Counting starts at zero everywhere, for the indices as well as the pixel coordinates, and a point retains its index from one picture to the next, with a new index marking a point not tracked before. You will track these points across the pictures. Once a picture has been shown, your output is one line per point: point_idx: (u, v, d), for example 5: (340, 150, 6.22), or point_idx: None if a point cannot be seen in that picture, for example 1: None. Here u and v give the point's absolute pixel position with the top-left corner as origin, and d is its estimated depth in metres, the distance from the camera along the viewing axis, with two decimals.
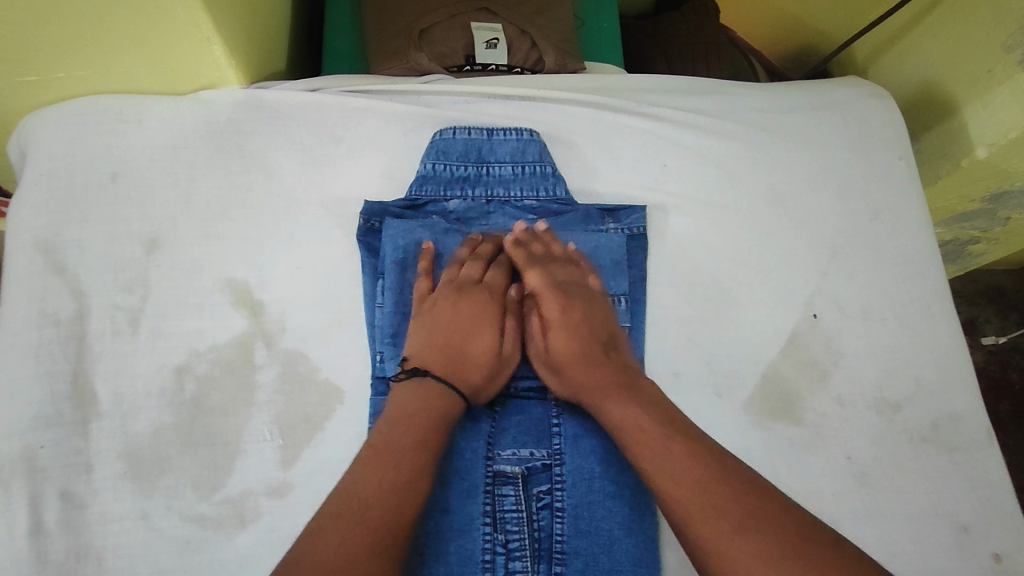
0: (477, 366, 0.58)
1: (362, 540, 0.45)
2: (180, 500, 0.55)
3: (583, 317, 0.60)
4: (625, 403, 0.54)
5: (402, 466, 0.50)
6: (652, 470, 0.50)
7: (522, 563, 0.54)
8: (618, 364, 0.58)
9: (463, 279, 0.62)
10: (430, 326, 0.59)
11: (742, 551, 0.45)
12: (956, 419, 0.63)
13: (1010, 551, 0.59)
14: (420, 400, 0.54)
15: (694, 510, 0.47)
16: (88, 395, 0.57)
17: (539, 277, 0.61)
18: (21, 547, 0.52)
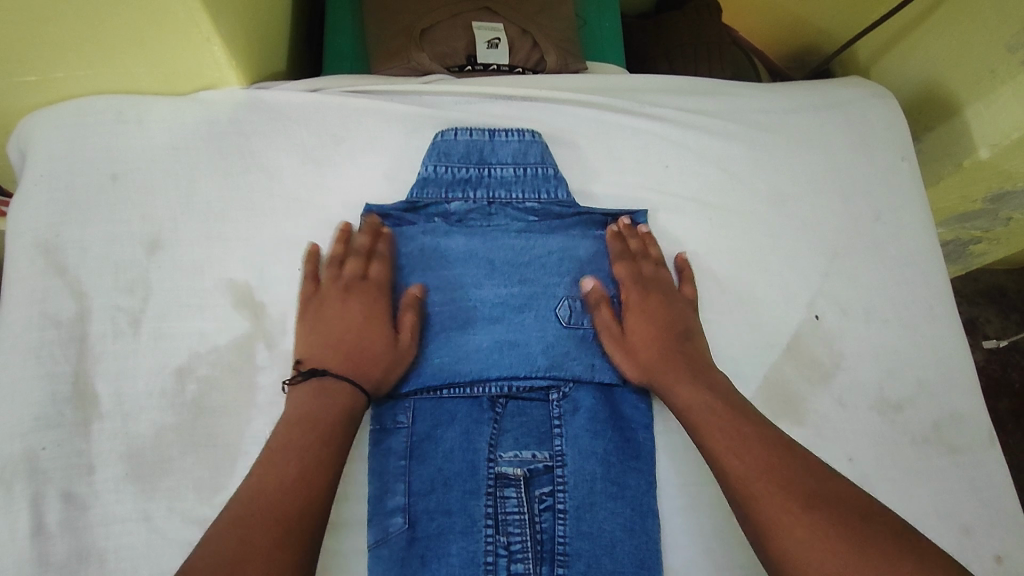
0: (374, 363, 0.57)
1: (257, 536, 0.46)
2: (181, 501, 0.55)
3: (663, 309, 0.62)
4: (697, 387, 0.57)
5: (306, 462, 0.51)
6: (720, 449, 0.52)
7: (525, 565, 0.54)
8: (694, 354, 0.60)
9: (346, 276, 0.61)
10: (316, 328, 0.59)
11: (803, 528, 0.47)
12: (958, 419, 0.63)
13: (1011, 552, 0.60)
14: (319, 399, 0.54)
15: (757, 487, 0.50)
16: (89, 397, 0.57)
17: (627, 269, 0.64)
18: (23, 548, 0.52)
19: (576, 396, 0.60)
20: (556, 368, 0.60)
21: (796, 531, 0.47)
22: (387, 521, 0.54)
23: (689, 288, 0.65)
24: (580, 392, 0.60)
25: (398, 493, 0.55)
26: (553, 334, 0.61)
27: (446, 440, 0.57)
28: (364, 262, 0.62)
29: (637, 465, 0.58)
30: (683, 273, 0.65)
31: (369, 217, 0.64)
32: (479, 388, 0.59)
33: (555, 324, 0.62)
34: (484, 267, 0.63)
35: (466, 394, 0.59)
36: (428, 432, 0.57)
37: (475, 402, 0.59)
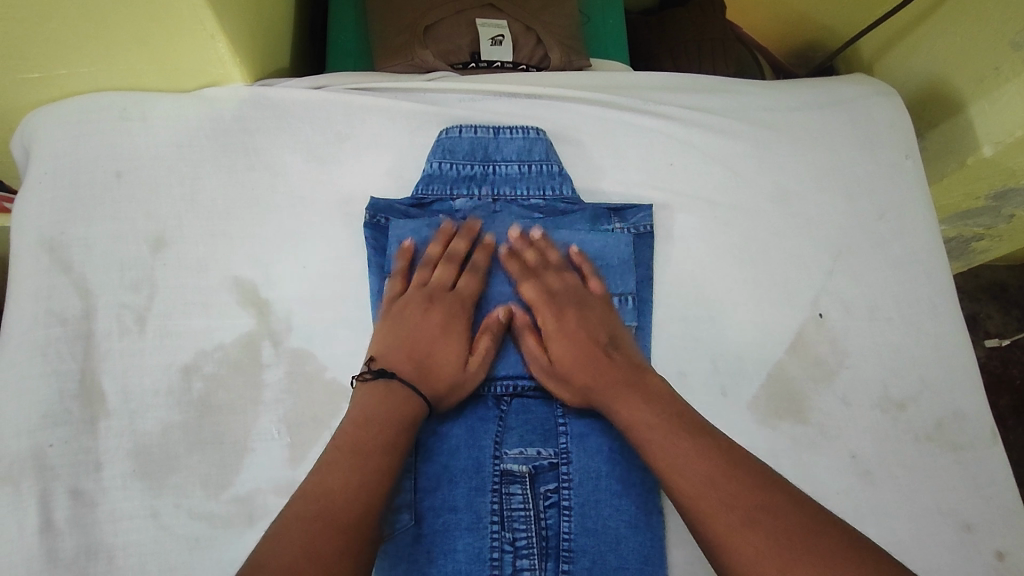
0: (441, 377, 0.58)
1: (325, 544, 0.45)
2: (189, 498, 0.55)
3: (585, 324, 0.61)
4: (632, 399, 0.55)
5: (375, 467, 0.50)
6: (663, 469, 0.51)
7: (530, 561, 0.54)
8: (623, 363, 0.58)
9: (435, 284, 0.62)
10: (396, 329, 0.59)
11: (754, 546, 0.45)
12: (960, 417, 0.64)
13: (1013, 549, 0.60)
14: (381, 402, 0.54)
15: (707, 506, 0.48)
16: (95, 394, 0.57)
17: (533, 289, 0.62)
18: (32, 545, 0.52)
19: None
20: None
21: (750, 548, 0.45)
22: (395, 518, 0.54)
23: (596, 283, 0.63)
24: None
25: (407, 490, 0.55)
26: None
27: (453, 437, 0.58)
28: (455, 273, 0.63)
29: (641, 462, 0.58)
30: (586, 271, 0.64)
31: (470, 222, 0.64)
32: (486, 388, 0.61)
33: None
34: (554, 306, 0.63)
35: (474, 393, 0.61)
36: (437, 429, 0.58)
37: (481, 400, 0.60)
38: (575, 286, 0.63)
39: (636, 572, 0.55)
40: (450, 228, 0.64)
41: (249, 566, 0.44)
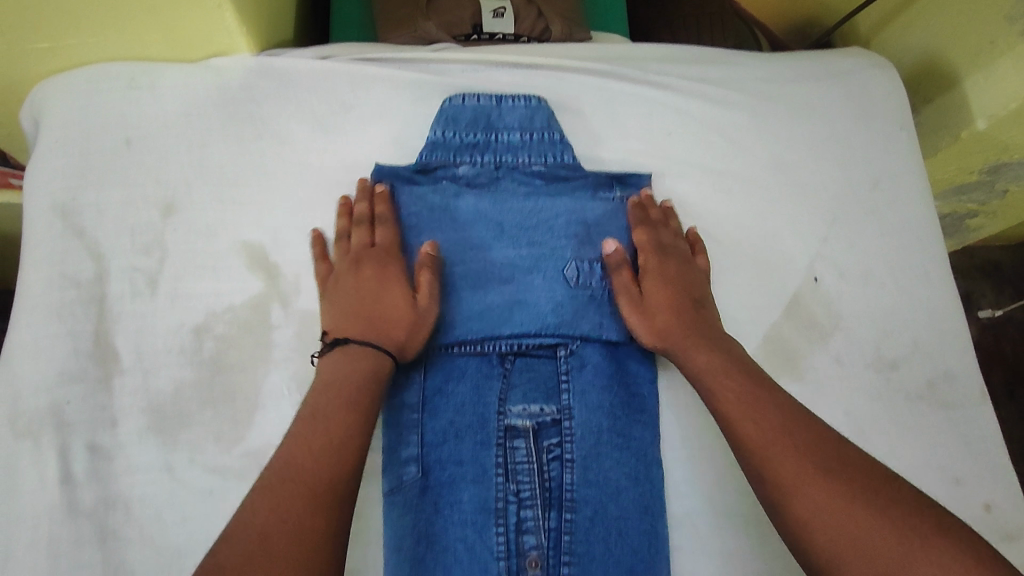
0: (396, 322, 0.58)
1: (286, 506, 0.46)
2: (202, 452, 0.57)
3: (682, 278, 0.63)
4: (714, 348, 0.58)
5: (333, 429, 0.51)
6: (731, 413, 0.53)
7: (533, 511, 0.57)
8: (706, 320, 0.61)
9: (355, 248, 0.62)
10: (337, 303, 0.60)
11: (818, 487, 0.47)
12: (951, 377, 0.65)
13: (1001, 502, 0.62)
14: (338, 364, 0.55)
15: (771, 451, 0.50)
16: (110, 353, 0.59)
17: (646, 235, 0.65)
18: (53, 495, 0.54)
19: (583, 352, 0.62)
20: (565, 326, 0.62)
21: (815, 488, 0.47)
22: (401, 470, 0.57)
23: (702, 259, 0.66)
24: (587, 348, 0.62)
25: (411, 444, 0.58)
26: (562, 294, 0.63)
27: (457, 393, 0.60)
28: (371, 231, 0.63)
29: (641, 417, 0.61)
30: (694, 244, 0.66)
31: (360, 182, 0.65)
32: (489, 345, 0.62)
33: (563, 284, 0.63)
34: (494, 223, 0.65)
35: (477, 350, 0.61)
36: (440, 386, 0.60)
37: (485, 357, 0.61)
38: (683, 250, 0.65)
39: (637, 521, 0.57)
40: (346, 202, 0.65)
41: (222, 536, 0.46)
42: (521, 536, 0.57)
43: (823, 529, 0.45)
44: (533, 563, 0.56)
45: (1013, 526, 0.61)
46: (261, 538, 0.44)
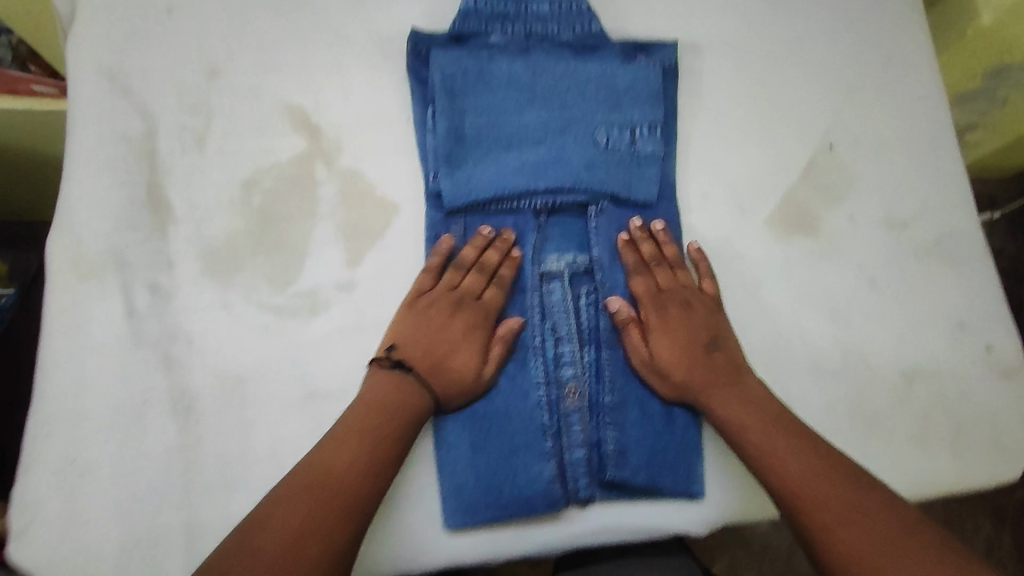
0: (453, 379, 0.57)
1: (321, 515, 0.48)
2: (256, 292, 0.60)
3: (687, 322, 0.61)
4: (739, 398, 0.58)
5: (378, 446, 0.52)
6: (767, 466, 0.54)
7: (570, 347, 0.62)
8: (726, 361, 0.60)
9: (462, 290, 0.60)
10: (415, 323, 0.58)
11: (850, 537, 0.49)
12: (957, 234, 0.70)
13: (999, 344, 0.67)
14: (401, 396, 0.54)
15: (807, 495, 0.51)
16: (163, 203, 0.62)
17: (644, 283, 0.63)
18: (120, 326, 0.58)
19: (611, 213, 0.65)
20: (597, 184, 0.64)
21: (838, 536, 0.49)
22: None
23: (708, 285, 0.63)
24: (615, 209, 0.65)
25: None
26: (592, 154, 0.65)
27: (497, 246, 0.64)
28: (461, 273, 0.61)
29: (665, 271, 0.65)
30: (701, 270, 0.64)
31: (505, 232, 0.62)
32: (525, 203, 0.64)
33: (593, 148, 0.65)
34: (529, 90, 0.66)
35: (514, 208, 0.64)
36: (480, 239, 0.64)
37: (521, 214, 0.64)
38: (683, 287, 0.63)
39: None
40: (487, 233, 0.62)
41: (252, 516, 0.48)
42: (560, 369, 0.61)
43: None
44: (572, 393, 0.60)
45: (1009, 363, 0.66)
46: (293, 538, 0.46)
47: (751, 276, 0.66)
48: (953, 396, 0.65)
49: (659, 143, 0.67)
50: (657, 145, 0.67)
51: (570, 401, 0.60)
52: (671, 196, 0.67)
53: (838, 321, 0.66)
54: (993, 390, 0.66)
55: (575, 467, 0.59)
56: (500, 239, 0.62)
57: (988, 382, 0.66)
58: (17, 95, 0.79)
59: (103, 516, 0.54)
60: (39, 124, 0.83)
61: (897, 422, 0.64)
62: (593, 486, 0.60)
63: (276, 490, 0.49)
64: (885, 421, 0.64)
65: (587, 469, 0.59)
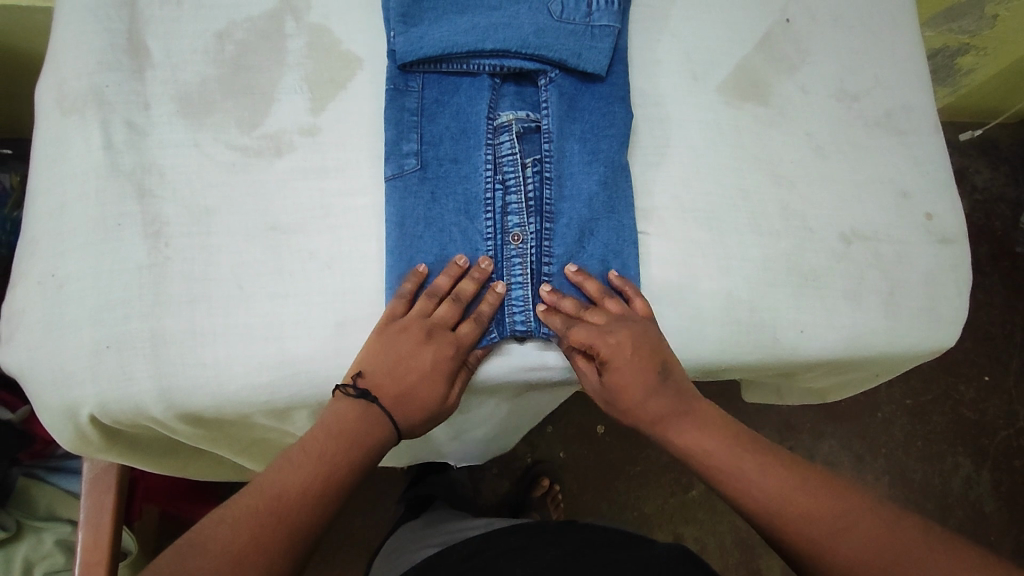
0: (418, 411, 0.60)
1: (264, 543, 0.51)
2: (225, 133, 0.64)
3: (632, 362, 0.60)
4: (692, 426, 0.60)
5: (325, 481, 0.55)
6: (742, 489, 0.57)
7: (517, 198, 0.65)
8: (675, 387, 0.60)
9: (435, 320, 0.60)
10: (384, 350, 0.59)
11: (842, 550, 0.53)
12: (907, 109, 0.73)
13: (939, 214, 0.71)
14: (360, 424, 0.57)
15: (793, 511, 0.55)
16: (141, 50, 0.65)
17: (584, 333, 0.60)
18: (99, 157, 0.61)
19: (560, 83, 0.67)
20: (545, 49, 0.65)
21: (834, 551, 0.53)
22: (402, 161, 0.64)
23: (641, 305, 0.62)
24: (564, 80, 0.67)
25: (412, 141, 0.65)
26: (543, 22, 0.66)
27: (453, 103, 0.67)
28: (436, 302, 0.61)
29: (612, 134, 0.66)
30: (628, 292, 0.63)
31: (482, 261, 0.62)
32: (477, 65, 0.66)
33: (546, 17, 0.66)
34: None
35: (466, 69, 0.67)
36: (438, 98, 0.67)
37: (474, 77, 0.67)
38: (626, 318, 0.61)
39: (604, 219, 0.65)
40: (462, 263, 0.62)
41: (193, 535, 0.51)
42: (506, 218, 0.65)
43: None
44: (516, 238, 0.65)
45: (948, 232, 0.70)
46: (231, 559, 0.49)
47: (700, 140, 0.69)
48: (891, 259, 0.68)
49: (615, 19, 0.68)
50: (612, 21, 0.68)
51: (513, 246, 0.65)
52: (622, 62, 0.69)
53: (782, 186, 0.69)
54: (934, 256, 0.70)
55: (514, 304, 0.63)
56: (477, 267, 0.62)
57: (927, 249, 0.70)
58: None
59: (74, 326, 0.58)
60: (29, 18, 0.88)
61: (836, 280, 0.67)
62: (530, 323, 0.63)
63: (220, 508, 0.53)
64: (822, 279, 0.67)
65: (525, 306, 0.63)
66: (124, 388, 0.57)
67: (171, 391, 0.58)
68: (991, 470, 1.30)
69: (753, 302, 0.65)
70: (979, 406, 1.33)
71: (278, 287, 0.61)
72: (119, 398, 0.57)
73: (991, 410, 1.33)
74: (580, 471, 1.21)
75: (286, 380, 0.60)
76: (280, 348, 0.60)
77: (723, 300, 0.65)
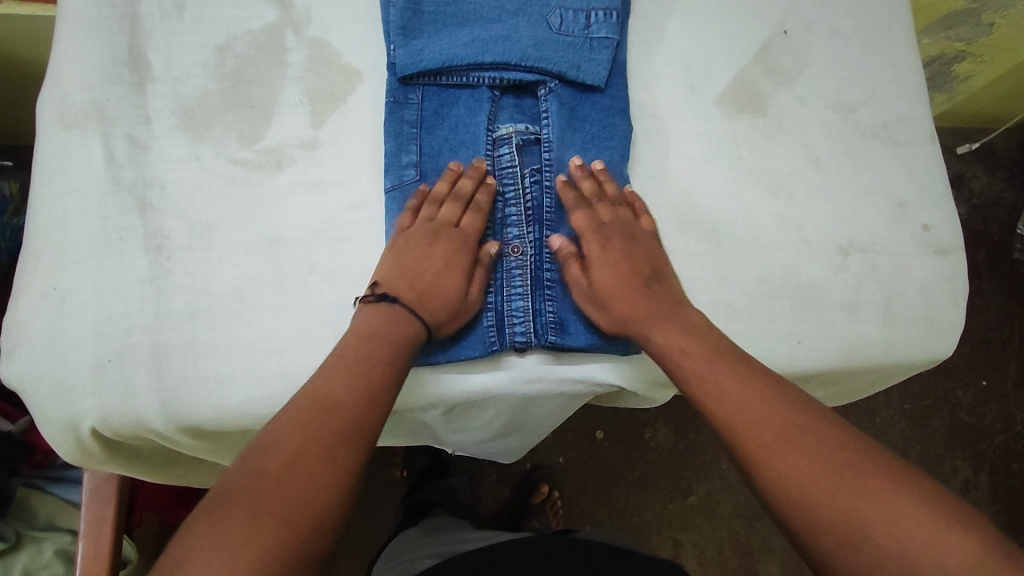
0: (443, 305, 0.60)
1: (324, 436, 0.49)
2: (226, 147, 0.65)
3: (624, 256, 0.63)
4: (675, 329, 0.58)
5: (374, 374, 0.53)
6: (707, 389, 0.54)
7: (517, 210, 0.66)
8: (664, 292, 0.61)
9: (438, 219, 0.62)
10: (398, 257, 0.61)
11: (787, 457, 0.49)
12: (904, 119, 0.74)
13: (936, 224, 0.71)
14: (391, 322, 0.57)
15: (750, 413, 0.52)
16: (142, 64, 0.66)
17: (584, 219, 0.64)
18: (100, 171, 0.62)
19: (560, 95, 0.67)
20: (545, 61, 0.66)
21: (781, 460, 0.50)
22: (403, 173, 0.65)
23: (647, 220, 0.65)
24: (563, 92, 0.67)
25: (412, 153, 0.65)
26: (543, 34, 0.67)
27: (453, 115, 0.67)
28: (437, 206, 0.63)
29: (610, 149, 0.67)
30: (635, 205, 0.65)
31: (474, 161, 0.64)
32: (477, 77, 0.66)
33: (546, 29, 0.67)
34: None
35: (466, 81, 0.67)
36: (438, 109, 0.67)
37: (474, 88, 0.67)
38: (628, 220, 0.64)
39: None
40: (456, 168, 0.64)
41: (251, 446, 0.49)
42: (505, 230, 0.66)
43: (788, 494, 0.49)
44: (516, 250, 0.65)
45: (945, 242, 0.71)
46: (294, 457, 0.47)
47: (698, 151, 0.69)
48: (888, 270, 0.69)
49: (614, 31, 0.69)
50: (611, 33, 0.69)
51: (513, 257, 0.65)
52: (621, 75, 0.69)
53: (779, 197, 0.69)
54: (931, 266, 0.70)
55: (514, 315, 0.63)
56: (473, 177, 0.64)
57: (924, 259, 0.70)
58: (24, 1, 0.84)
59: (75, 339, 0.58)
60: (29, 29, 0.88)
61: (833, 291, 0.67)
62: (530, 335, 0.62)
63: (276, 418, 0.50)
64: (821, 290, 0.67)
65: (525, 317, 0.63)
66: (126, 402, 0.58)
67: (172, 404, 0.58)
68: (989, 475, 1.30)
69: (751, 314, 0.65)
70: (977, 411, 1.33)
71: (279, 299, 0.62)
72: (120, 411, 0.58)
73: (989, 414, 1.33)
74: (579, 477, 1.21)
75: (286, 394, 0.60)
76: (281, 361, 0.60)
77: (723, 310, 0.65)
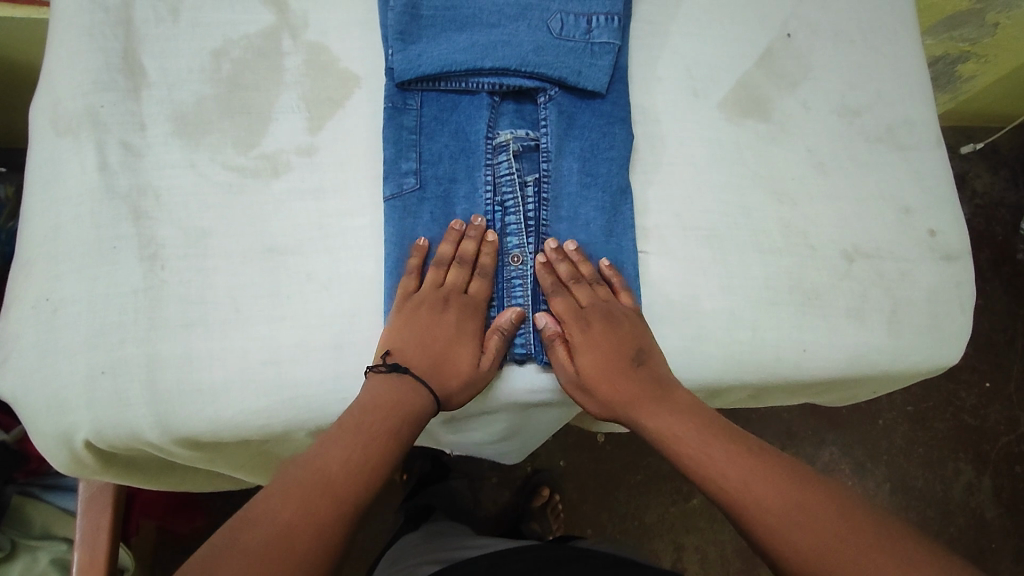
0: (455, 377, 0.59)
1: (314, 514, 0.48)
2: (222, 154, 0.64)
3: (608, 336, 0.61)
4: (669, 411, 0.58)
5: (371, 452, 0.53)
6: (710, 474, 0.54)
7: (516, 219, 0.65)
8: (653, 372, 0.60)
9: (448, 286, 0.61)
10: (407, 325, 0.60)
11: (801, 540, 0.49)
12: (909, 123, 0.73)
13: (942, 230, 0.70)
14: (398, 394, 0.56)
15: (756, 494, 0.52)
16: (136, 69, 0.65)
17: (565, 303, 0.62)
18: (94, 179, 0.61)
19: (560, 102, 0.66)
20: (544, 66, 0.65)
21: (796, 543, 0.49)
22: (402, 180, 0.63)
23: (626, 297, 0.63)
24: (563, 99, 0.66)
25: (411, 160, 0.64)
26: (542, 40, 0.66)
27: (452, 121, 0.66)
28: (444, 270, 0.62)
29: (610, 157, 0.66)
30: (614, 283, 0.63)
31: (476, 219, 0.63)
32: (476, 83, 0.65)
33: (546, 35, 0.66)
34: None
35: (465, 87, 0.66)
36: (436, 115, 0.66)
37: (473, 94, 0.66)
38: (606, 297, 0.62)
39: (602, 244, 0.65)
40: (457, 228, 0.62)
41: (239, 515, 0.48)
42: (505, 239, 0.65)
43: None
44: (516, 259, 0.64)
45: (951, 248, 0.70)
46: (282, 533, 0.47)
47: (701, 157, 0.68)
48: (894, 277, 0.68)
49: (615, 35, 0.67)
50: (612, 37, 0.67)
51: (513, 267, 0.64)
52: (622, 80, 0.68)
53: (783, 203, 0.68)
54: (937, 272, 0.69)
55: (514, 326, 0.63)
56: (473, 228, 0.63)
57: (930, 265, 0.69)
58: (18, 4, 0.83)
59: (68, 350, 0.57)
60: (24, 32, 0.87)
61: (839, 298, 0.66)
62: (530, 348, 0.62)
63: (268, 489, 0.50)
64: (826, 297, 0.66)
65: (526, 328, 0.63)
66: (120, 415, 0.57)
67: (168, 417, 0.57)
68: (993, 478, 1.29)
69: (755, 322, 0.64)
70: (980, 413, 1.32)
71: (275, 309, 0.61)
72: (115, 423, 0.57)
73: (992, 416, 1.32)
74: (580, 481, 1.20)
75: (283, 406, 0.59)
76: (277, 373, 0.59)
77: (726, 319, 0.64)
